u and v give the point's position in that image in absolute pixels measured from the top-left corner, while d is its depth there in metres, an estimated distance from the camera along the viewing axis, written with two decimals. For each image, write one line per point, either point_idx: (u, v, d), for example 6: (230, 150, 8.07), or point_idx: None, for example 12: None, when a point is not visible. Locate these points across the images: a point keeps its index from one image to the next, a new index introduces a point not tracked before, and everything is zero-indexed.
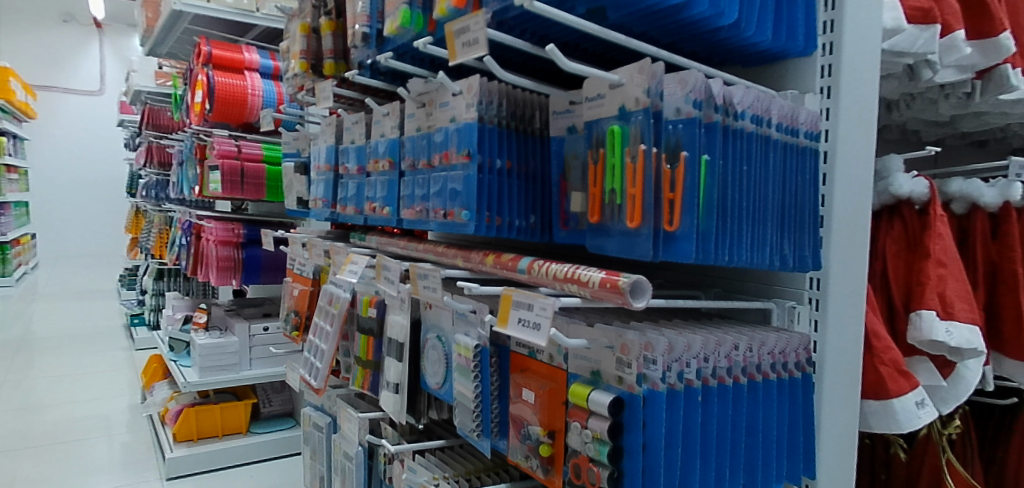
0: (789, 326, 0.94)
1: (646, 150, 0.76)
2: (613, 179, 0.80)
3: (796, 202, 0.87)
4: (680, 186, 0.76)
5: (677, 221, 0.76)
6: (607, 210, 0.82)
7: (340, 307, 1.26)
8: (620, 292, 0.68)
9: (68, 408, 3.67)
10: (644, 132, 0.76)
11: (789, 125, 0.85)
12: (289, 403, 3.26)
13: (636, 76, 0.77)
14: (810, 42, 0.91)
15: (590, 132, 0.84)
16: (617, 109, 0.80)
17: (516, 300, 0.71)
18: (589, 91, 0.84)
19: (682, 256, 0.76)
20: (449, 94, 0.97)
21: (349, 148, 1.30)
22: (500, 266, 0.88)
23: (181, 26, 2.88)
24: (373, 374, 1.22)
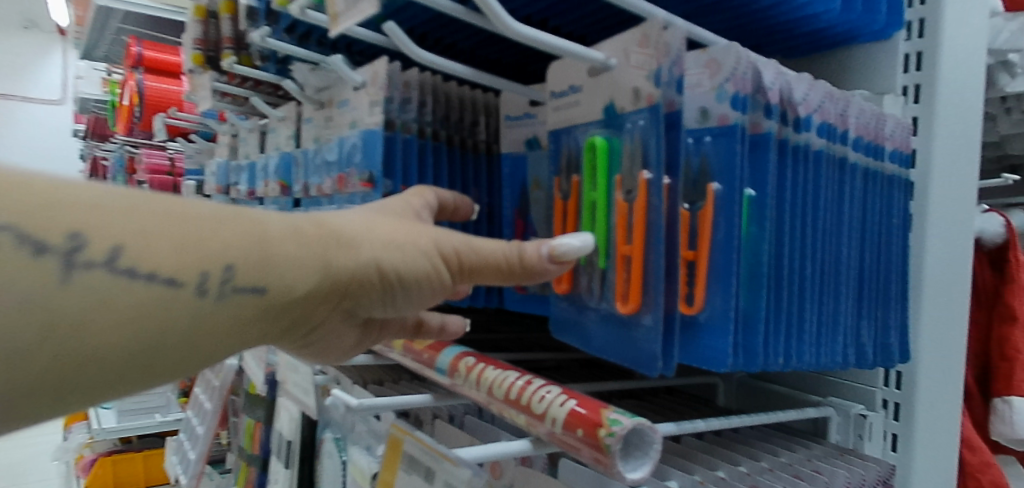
0: (853, 444, 0.66)
1: (652, 182, 0.43)
2: (593, 227, 0.48)
3: (877, 265, 0.57)
4: (707, 241, 0.45)
5: (701, 301, 0.45)
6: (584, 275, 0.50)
7: (223, 379, 0.93)
8: (601, 451, 0.36)
9: None
10: (648, 147, 0.44)
11: (873, 143, 0.57)
12: None
13: (633, 50, 0.45)
14: (893, 19, 0.64)
15: (560, 147, 0.52)
16: (601, 109, 0.48)
17: (408, 455, 0.45)
18: (556, 82, 0.52)
19: (711, 358, 0.45)
20: (350, 88, 0.63)
21: (242, 164, 0.97)
22: (414, 356, 0.55)
23: (111, 27, 2.34)
24: (258, 476, 0.89)
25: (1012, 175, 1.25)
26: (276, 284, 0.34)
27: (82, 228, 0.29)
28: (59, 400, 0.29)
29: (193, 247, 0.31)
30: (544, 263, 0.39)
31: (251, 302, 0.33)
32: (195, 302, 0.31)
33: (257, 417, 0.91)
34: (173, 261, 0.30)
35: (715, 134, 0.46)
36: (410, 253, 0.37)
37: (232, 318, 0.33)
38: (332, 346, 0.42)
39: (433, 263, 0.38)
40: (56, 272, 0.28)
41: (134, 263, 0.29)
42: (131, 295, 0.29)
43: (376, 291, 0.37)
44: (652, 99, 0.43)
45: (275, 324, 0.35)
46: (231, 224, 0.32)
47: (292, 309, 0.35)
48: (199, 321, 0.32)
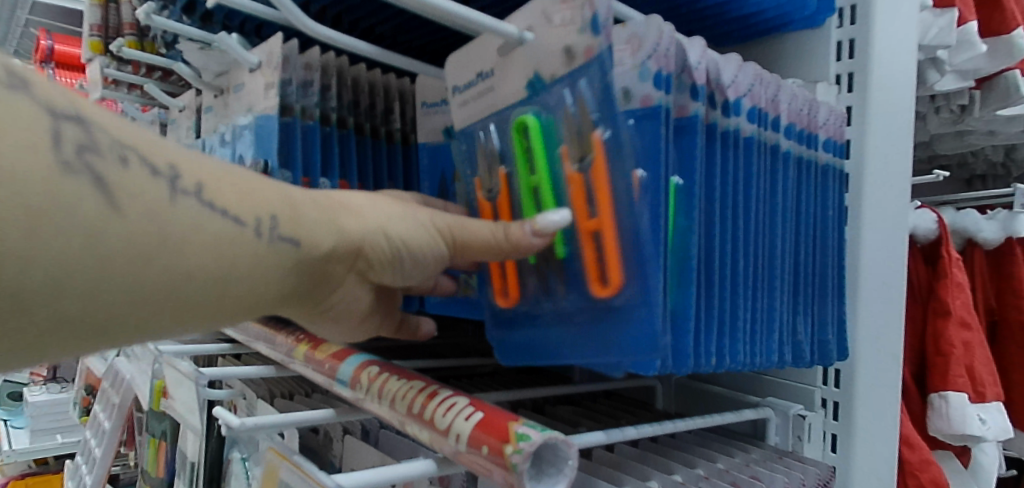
0: (793, 446, 0.64)
1: (609, 140, 0.39)
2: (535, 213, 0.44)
3: (812, 257, 0.54)
4: (608, 210, 0.40)
5: (618, 282, 0.40)
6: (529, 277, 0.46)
7: (122, 395, 0.85)
8: (508, 470, 0.31)
9: None
10: (593, 104, 0.39)
11: (806, 129, 0.54)
12: None
13: (555, 9, 0.40)
14: (824, 6, 0.62)
15: (472, 145, 0.48)
16: (521, 87, 0.43)
17: (290, 475, 0.40)
18: (460, 75, 0.48)
19: (632, 349, 0.40)
20: (245, 70, 0.57)
21: None
22: (313, 366, 0.49)
23: (19, 20, 2.18)
24: None
25: (940, 172, 1.27)
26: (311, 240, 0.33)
27: (178, 164, 0.28)
28: (131, 328, 0.27)
29: (253, 195, 0.30)
30: (528, 240, 0.38)
31: (288, 255, 0.31)
32: (255, 244, 0.30)
33: (162, 434, 0.83)
34: (241, 201, 0.30)
35: (639, 116, 0.42)
36: (414, 228, 0.37)
37: (271, 269, 0.31)
38: (352, 325, 0.42)
39: (432, 235, 0.37)
40: (165, 193, 0.27)
41: (215, 197, 0.29)
42: (209, 227, 0.28)
43: (385, 261, 0.36)
44: (593, 52, 0.39)
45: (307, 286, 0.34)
46: (272, 186, 0.32)
47: (315, 270, 0.34)
48: (252, 267, 0.30)
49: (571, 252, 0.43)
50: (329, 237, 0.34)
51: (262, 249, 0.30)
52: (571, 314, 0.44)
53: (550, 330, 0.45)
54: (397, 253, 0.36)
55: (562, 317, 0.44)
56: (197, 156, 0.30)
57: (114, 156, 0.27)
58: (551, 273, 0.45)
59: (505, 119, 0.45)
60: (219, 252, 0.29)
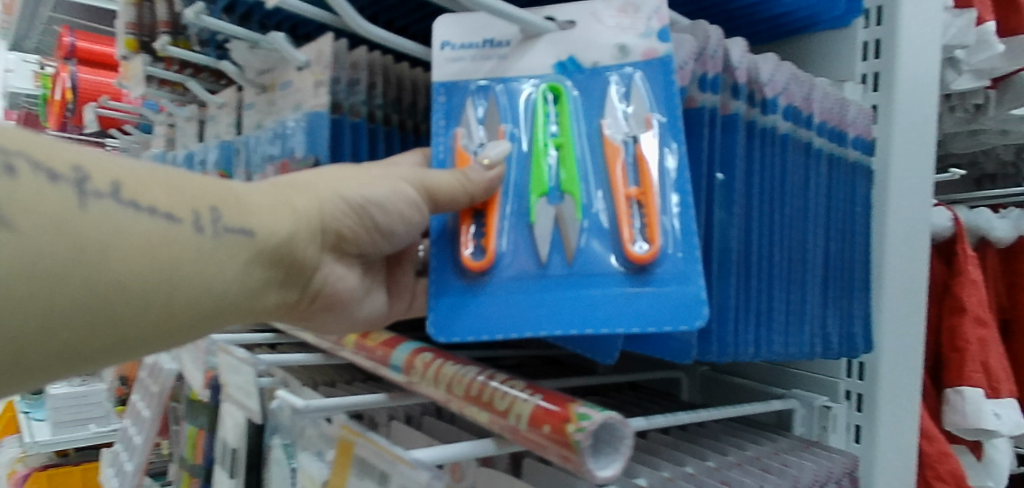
0: (819, 436, 0.65)
1: (663, 122, 0.43)
2: (557, 176, 0.44)
3: (843, 253, 0.56)
4: (654, 178, 0.42)
5: (657, 245, 0.41)
6: (507, 253, 0.43)
7: (162, 383, 0.88)
8: (570, 448, 0.33)
9: None
10: (647, 88, 0.43)
11: (837, 128, 0.56)
12: None
13: (609, 11, 0.44)
14: (852, 7, 0.64)
15: (461, 101, 0.46)
16: (550, 64, 0.45)
17: (361, 456, 0.41)
18: (463, 32, 0.46)
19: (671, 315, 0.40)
20: (294, 68, 0.59)
21: (179, 155, 0.92)
22: (365, 354, 0.52)
23: (42, 16, 2.20)
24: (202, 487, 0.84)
25: (956, 170, 1.28)
26: (261, 227, 0.38)
27: (82, 164, 0.31)
28: (79, 342, 0.30)
29: (182, 191, 0.35)
30: (485, 174, 0.42)
31: (241, 241, 0.36)
32: (198, 237, 0.34)
33: (200, 424, 0.85)
34: (171, 199, 0.34)
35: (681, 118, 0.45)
36: (376, 185, 0.43)
37: (226, 259, 0.36)
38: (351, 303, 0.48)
39: (398, 185, 0.43)
40: (75, 200, 0.30)
41: (135, 196, 0.32)
42: (142, 224, 0.32)
43: (347, 216, 0.43)
44: (655, 52, 0.43)
45: (274, 270, 0.39)
46: (202, 184, 0.36)
47: (277, 252, 0.39)
48: (205, 257, 0.35)
49: (596, 219, 0.43)
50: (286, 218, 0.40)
51: (207, 241, 0.35)
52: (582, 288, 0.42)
53: (535, 306, 0.42)
54: (358, 206, 0.43)
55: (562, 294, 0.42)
56: (114, 162, 0.34)
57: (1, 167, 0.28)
58: (556, 241, 0.43)
59: (513, 89, 0.46)
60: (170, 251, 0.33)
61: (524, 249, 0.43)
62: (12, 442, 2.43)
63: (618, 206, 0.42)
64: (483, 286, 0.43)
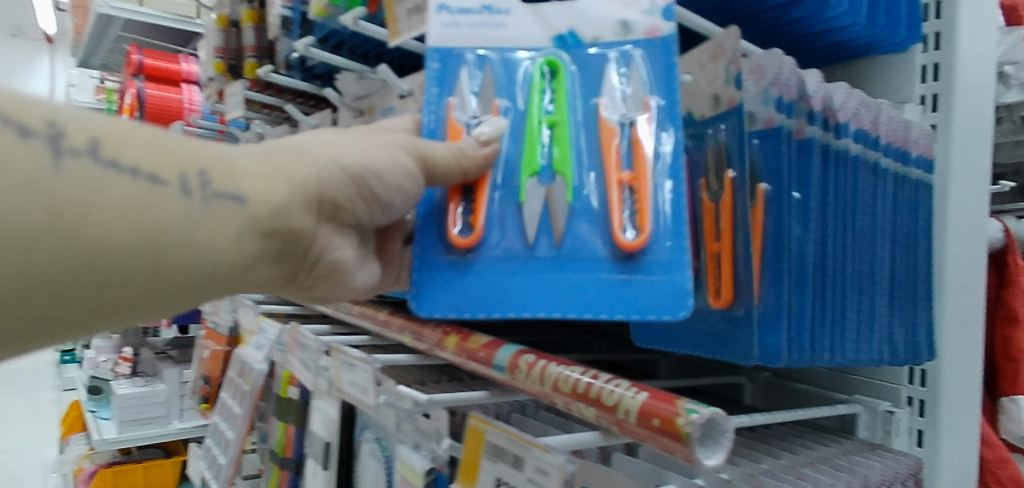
0: (883, 440, 0.69)
1: (661, 106, 0.50)
2: (550, 155, 0.52)
3: (908, 265, 0.60)
4: (646, 163, 0.50)
5: (648, 231, 0.48)
6: (499, 236, 0.52)
7: (253, 382, 0.95)
8: (682, 440, 0.37)
9: None
10: (648, 68, 0.51)
11: (901, 148, 0.60)
12: None
13: None
14: (913, 31, 0.67)
15: (454, 68, 0.55)
16: (549, 38, 0.54)
17: (489, 443, 0.48)
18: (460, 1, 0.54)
19: (649, 306, 0.47)
20: (395, 96, 0.66)
21: None
22: (467, 355, 0.57)
23: (112, 35, 2.33)
24: (292, 477, 0.93)
25: (1004, 181, 1.30)
26: (255, 196, 0.42)
27: (59, 121, 0.35)
28: (62, 292, 0.34)
29: (173, 155, 0.39)
30: (475, 146, 0.51)
31: (230, 206, 0.40)
32: (183, 200, 0.38)
33: (289, 421, 0.94)
34: (156, 161, 0.38)
35: (762, 136, 0.50)
36: (372, 159, 0.48)
37: (214, 224, 0.40)
38: (346, 272, 0.53)
39: (393, 156, 0.48)
40: (49, 155, 0.34)
41: (111, 153, 0.36)
42: (123, 184, 0.36)
43: (345, 185, 0.48)
44: (658, 30, 0.51)
45: (269, 240, 0.43)
46: (194, 151, 0.40)
47: (271, 222, 0.43)
48: (192, 223, 0.39)
49: (585, 203, 0.51)
50: (284, 187, 0.44)
51: (194, 204, 0.39)
52: (570, 272, 0.50)
53: (523, 284, 0.50)
54: (353, 178, 0.47)
55: (551, 278, 0.50)
56: (97, 121, 0.37)
57: None
58: (546, 223, 0.52)
59: (509, 55, 0.54)
60: (151, 214, 0.37)
61: (515, 231, 0.52)
62: (77, 440, 2.53)
63: (608, 200, 0.50)
64: (471, 260, 0.52)
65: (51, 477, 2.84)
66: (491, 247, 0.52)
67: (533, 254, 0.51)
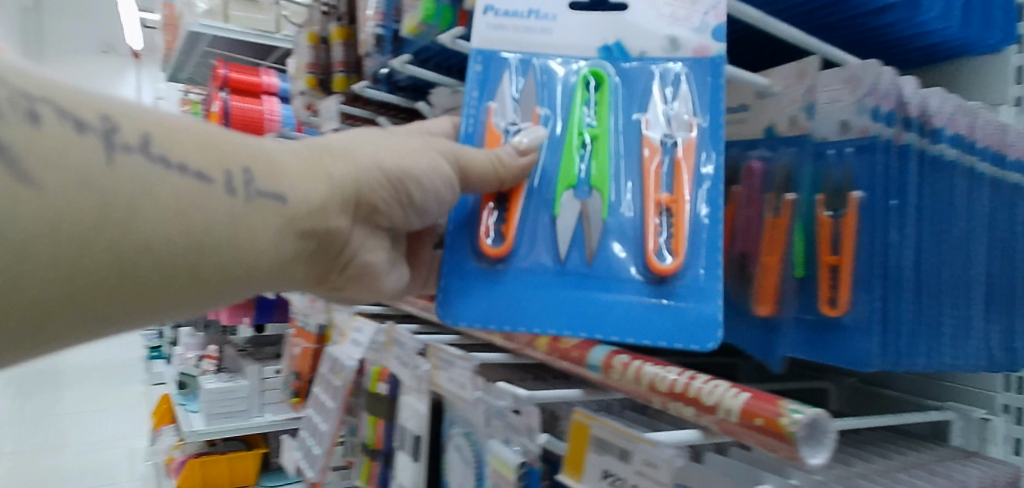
0: (978, 448, 0.68)
1: (704, 129, 0.54)
2: (586, 172, 0.56)
3: (1005, 270, 0.59)
4: (684, 191, 0.53)
5: (681, 258, 0.52)
6: (532, 249, 0.55)
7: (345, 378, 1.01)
8: (784, 439, 0.39)
9: (77, 449, 3.19)
10: (693, 87, 0.55)
11: (998, 152, 0.59)
12: None
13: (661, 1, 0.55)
14: (1009, 32, 0.66)
15: (495, 73, 0.58)
16: (596, 47, 0.57)
17: (595, 436, 0.51)
18: (506, 4, 0.57)
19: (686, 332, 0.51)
20: None
21: None
22: (560, 355, 0.60)
23: (200, 50, 2.47)
24: (383, 468, 1.00)
25: None
26: (294, 197, 0.45)
27: (111, 115, 0.38)
28: (111, 286, 0.38)
29: (217, 153, 0.42)
30: (514, 156, 0.53)
31: (270, 205, 0.44)
32: (227, 197, 0.42)
33: (382, 414, 1.02)
34: (204, 160, 0.41)
35: (857, 145, 0.51)
36: (406, 161, 0.51)
37: (260, 221, 0.44)
38: (377, 276, 0.56)
39: (433, 160, 0.51)
40: (103, 150, 0.36)
41: (158, 149, 0.39)
42: (170, 180, 0.39)
43: (383, 187, 0.51)
44: (707, 49, 0.54)
45: (304, 240, 0.47)
46: (238, 149, 0.44)
47: (307, 222, 0.47)
48: (233, 223, 0.42)
49: (622, 223, 0.55)
50: (321, 190, 0.47)
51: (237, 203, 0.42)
52: (605, 296, 0.53)
53: (560, 302, 0.53)
54: (389, 180, 0.51)
55: (587, 298, 0.53)
56: (141, 112, 0.40)
57: (26, 115, 0.34)
58: (580, 239, 0.54)
59: (556, 64, 0.57)
60: (199, 212, 0.40)
61: (548, 245, 0.55)
62: (167, 432, 2.66)
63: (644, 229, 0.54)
64: (504, 270, 0.54)
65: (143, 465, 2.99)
66: (527, 260, 0.55)
67: (569, 270, 0.54)
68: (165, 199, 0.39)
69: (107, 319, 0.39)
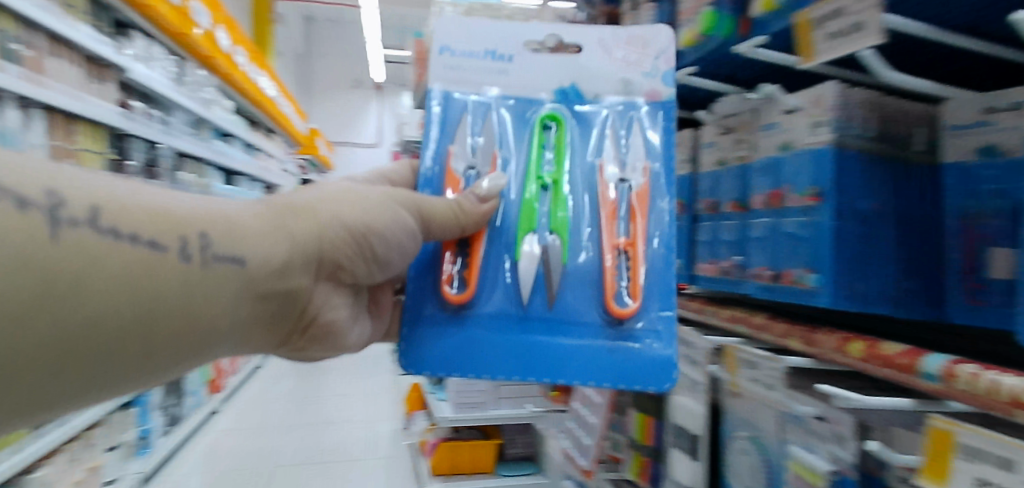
0: None
1: (657, 175, 1.03)
2: (550, 223, 1.02)
3: None
4: (637, 237, 1.00)
5: (638, 300, 0.97)
6: (485, 295, 0.98)
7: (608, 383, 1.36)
8: None
9: (353, 427, 3.69)
10: (646, 127, 1.04)
11: None
12: (531, 445, 3.14)
13: (615, 49, 1.05)
14: None
15: (453, 115, 1.05)
16: (554, 89, 1.06)
17: (962, 444, 0.65)
18: (462, 50, 1.05)
19: (637, 361, 0.95)
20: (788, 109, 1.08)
21: (706, 177, 1.34)
22: (887, 364, 0.76)
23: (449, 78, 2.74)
24: (651, 464, 1.42)
25: None
26: (246, 262, 0.76)
27: (53, 192, 0.61)
28: (94, 341, 0.63)
29: (169, 230, 0.69)
30: (472, 204, 0.96)
31: (226, 264, 0.74)
32: (173, 260, 0.69)
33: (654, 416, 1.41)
34: (155, 234, 0.67)
35: None
36: (367, 213, 0.89)
37: (217, 276, 0.73)
38: (339, 322, 0.97)
39: (393, 213, 0.90)
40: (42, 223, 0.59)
41: (103, 223, 0.63)
42: (122, 251, 0.64)
43: (342, 245, 0.88)
44: (657, 92, 1.04)
45: (255, 296, 0.78)
46: (187, 224, 0.71)
47: (263, 277, 0.78)
48: (187, 280, 0.70)
49: (579, 268, 1.01)
50: (276, 251, 0.79)
51: (186, 264, 0.70)
52: (567, 326, 0.97)
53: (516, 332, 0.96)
54: (341, 235, 0.88)
55: (545, 331, 0.97)
56: (111, 202, 0.66)
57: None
58: (542, 287, 0.99)
59: (520, 100, 1.06)
60: (155, 272, 0.67)
61: (519, 295, 0.99)
62: (421, 416, 3.17)
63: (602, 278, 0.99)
64: (473, 308, 0.98)
65: (399, 445, 3.38)
66: (478, 303, 0.98)
67: (519, 312, 0.98)
68: (123, 268, 0.64)
69: (102, 363, 0.65)
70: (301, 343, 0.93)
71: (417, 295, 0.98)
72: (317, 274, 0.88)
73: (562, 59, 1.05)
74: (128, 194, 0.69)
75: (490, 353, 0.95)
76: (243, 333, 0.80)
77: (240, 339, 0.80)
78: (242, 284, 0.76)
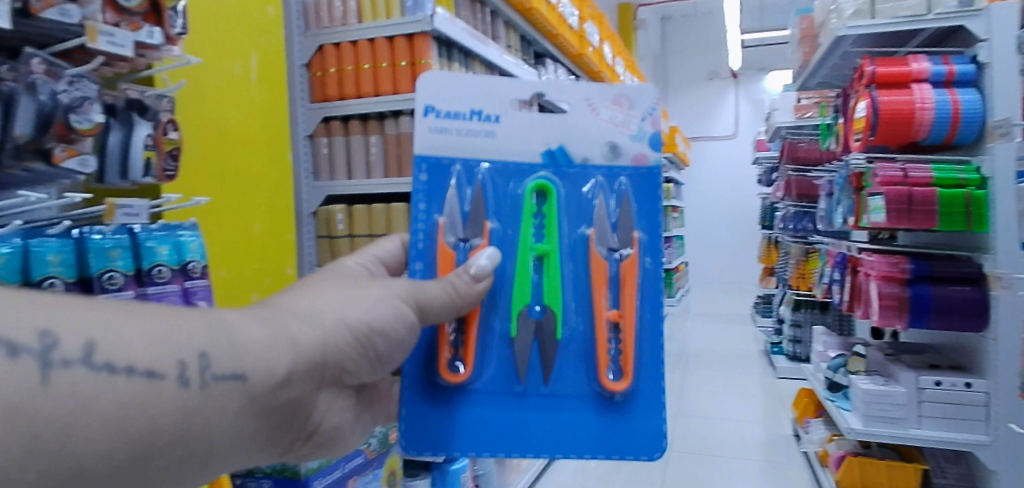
0: None
1: (644, 242, 1.58)
2: (536, 305, 1.54)
3: None
4: (625, 308, 1.54)
5: (628, 373, 1.51)
6: (481, 369, 1.52)
7: None
8: None
9: (734, 446, 4.36)
10: (641, 204, 1.60)
11: None
12: (966, 478, 3.20)
13: (615, 116, 1.59)
14: None
15: (432, 186, 1.56)
16: (539, 153, 1.60)
17: None
18: (442, 108, 1.57)
19: (638, 425, 1.50)
20: None
21: None
22: None
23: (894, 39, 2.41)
24: None
25: None
26: (251, 377, 1.03)
27: (45, 332, 0.86)
28: (116, 460, 0.88)
29: (166, 353, 0.94)
30: (467, 280, 1.42)
31: (228, 383, 1.00)
32: (177, 384, 0.95)
33: None
34: (152, 362, 0.92)
35: None
36: (345, 313, 1.23)
37: (220, 390, 0.99)
38: (340, 432, 1.34)
39: (392, 311, 1.29)
40: (28, 364, 0.82)
41: (96, 355, 0.88)
42: (113, 381, 0.87)
43: (347, 349, 1.22)
44: (642, 155, 1.60)
45: (256, 411, 1.06)
46: (172, 351, 0.95)
47: (261, 392, 1.05)
48: (190, 401, 0.96)
49: (566, 337, 1.55)
50: (279, 367, 1.07)
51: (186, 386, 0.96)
52: (562, 398, 1.52)
53: (513, 403, 1.51)
54: (346, 334, 1.22)
55: (539, 401, 1.51)
56: (112, 334, 0.91)
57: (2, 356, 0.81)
58: (535, 370, 1.53)
59: (543, 173, 1.59)
60: (152, 396, 0.92)
61: (493, 367, 1.52)
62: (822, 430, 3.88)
63: (596, 354, 1.53)
64: (468, 386, 1.50)
65: (769, 454, 4.24)
66: (479, 378, 1.51)
67: (518, 386, 1.52)
68: (123, 397, 0.88)
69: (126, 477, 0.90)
70: (304, 444, 1.25)
71: (431, 377, 1.50)
72: (327, 377, 1.20)
73: (551, 132, 1.60)
74: (122, 322, 0.94)
75: (500, 420, 1.49)
76: (254, 443, 1.08)
77: (247, 453, 1.08)
78: (245, 398, 1.03)
